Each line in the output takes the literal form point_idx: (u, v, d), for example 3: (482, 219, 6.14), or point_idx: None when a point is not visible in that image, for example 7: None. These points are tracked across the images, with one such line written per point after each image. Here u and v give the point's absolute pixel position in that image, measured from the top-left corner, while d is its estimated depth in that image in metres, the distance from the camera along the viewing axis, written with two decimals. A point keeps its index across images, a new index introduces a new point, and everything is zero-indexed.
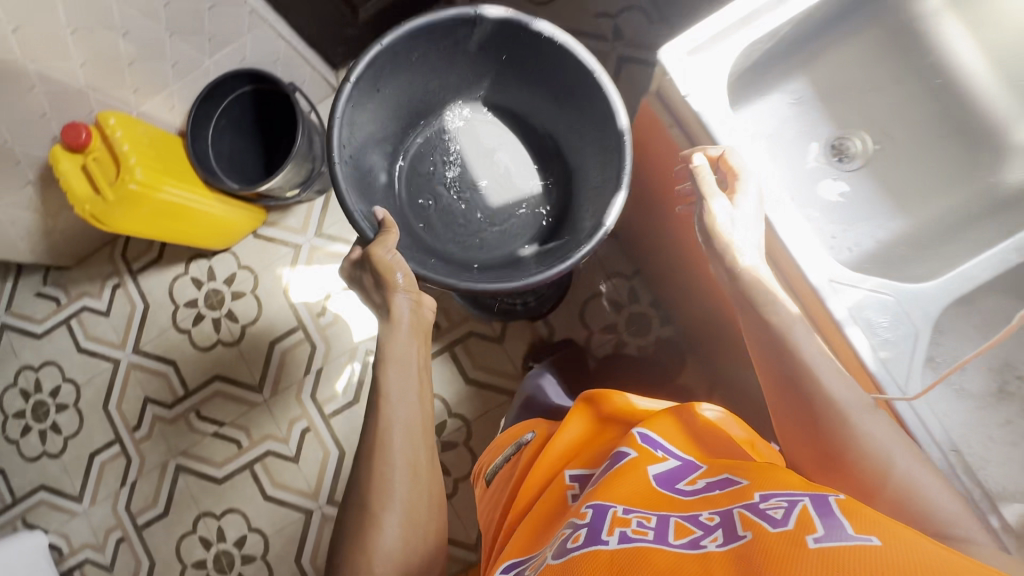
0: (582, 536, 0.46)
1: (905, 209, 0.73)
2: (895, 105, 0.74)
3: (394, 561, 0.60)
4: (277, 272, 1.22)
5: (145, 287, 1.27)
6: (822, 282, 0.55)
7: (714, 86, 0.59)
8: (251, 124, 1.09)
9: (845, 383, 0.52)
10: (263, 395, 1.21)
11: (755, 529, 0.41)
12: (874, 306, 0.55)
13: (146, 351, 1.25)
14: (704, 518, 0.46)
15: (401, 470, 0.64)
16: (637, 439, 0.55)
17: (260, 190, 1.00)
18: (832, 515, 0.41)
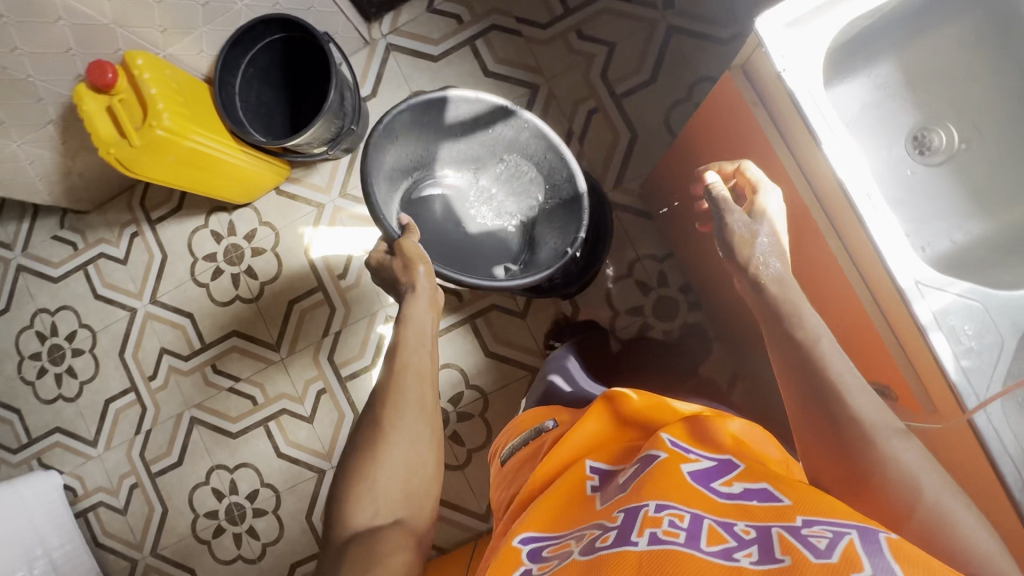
0: (611, 537, 0.44)
1: (985, 210, 0.70)
2: (985, 100, 0.71)
3: (393, 490, 0.57)
4: (299, 231, 1.19)
5: (164, 236, 1.24)
6: (908, 283, 0.51)
7: (812, 61, 0.55)
8: (279, 77, 1.05)
9: (871, 402, 0.48)
10: (279, 353, 1.20)
11: (795, 555, 0.37)
12: (960, 312, 0.52)
13: (164, 302, 1.24)
14: (738, 529, 0.42)
15: (411, 405, 0.63)
16: (666, 442, 0.52)
17: (286, 146, 0.96)
18: (880, 556, 0.36)
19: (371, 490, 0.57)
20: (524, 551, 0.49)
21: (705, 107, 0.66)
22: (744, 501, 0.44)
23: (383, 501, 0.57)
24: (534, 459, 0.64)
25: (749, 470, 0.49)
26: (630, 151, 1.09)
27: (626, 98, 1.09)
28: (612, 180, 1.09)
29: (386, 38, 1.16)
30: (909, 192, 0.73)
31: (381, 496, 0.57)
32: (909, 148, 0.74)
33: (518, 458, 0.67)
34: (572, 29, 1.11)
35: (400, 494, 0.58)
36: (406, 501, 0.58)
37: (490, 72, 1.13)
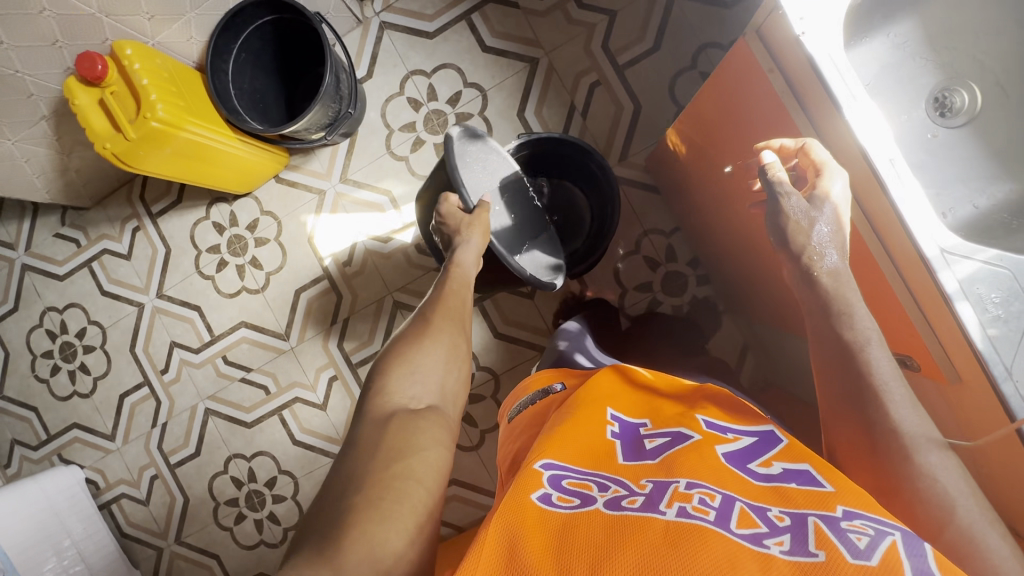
0: (638, 501, 0.44)
1: (1009, 172, 0.68)
2: (1004, 55, 0.68)
3: (424, 376, 0.59)
4: (301, 219, 1.18)
5: (166, 230, 1.24)
6: (933, 252, 0.50)
7: (833, 23, 0.52)
8: (272, 61, 1.03)
9: (917, 415, 0.47)
10: (289, 342, 1.20)
11: (829, 550, 0.37)
12: (986, 279, 0.51)
13: (170, 296, 1.24)
14: (771, 515, 0.42)
15: (452, 318, 0.67)
16: (701, 425, 0.54)
17: (284, 133, 0.95)
18: (922, 562, 0.36)
19: (411, 375, 0.58)
20: (546, 476, 0.47)
21: (718, 74, 0.64)
22: (780, 484, 0.45)
23: (421, 384, 0.58)
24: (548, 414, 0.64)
25: (789, 449, 0.50)
26: (634, 124, 1.06)
27: (629, 69, 1.06)
28: (617, 155, 1.07)
29: (379, 16, 1.12)
30: (925, 156, 0.71)
31: (419, 381, 0.58)
32: (930, 110, 0.72)
33: (525, 418, 0.66)
34: None
35: (434, 386, 0.59)
36: (438, 395, 0.59)
37: (488, 47, 1.09)
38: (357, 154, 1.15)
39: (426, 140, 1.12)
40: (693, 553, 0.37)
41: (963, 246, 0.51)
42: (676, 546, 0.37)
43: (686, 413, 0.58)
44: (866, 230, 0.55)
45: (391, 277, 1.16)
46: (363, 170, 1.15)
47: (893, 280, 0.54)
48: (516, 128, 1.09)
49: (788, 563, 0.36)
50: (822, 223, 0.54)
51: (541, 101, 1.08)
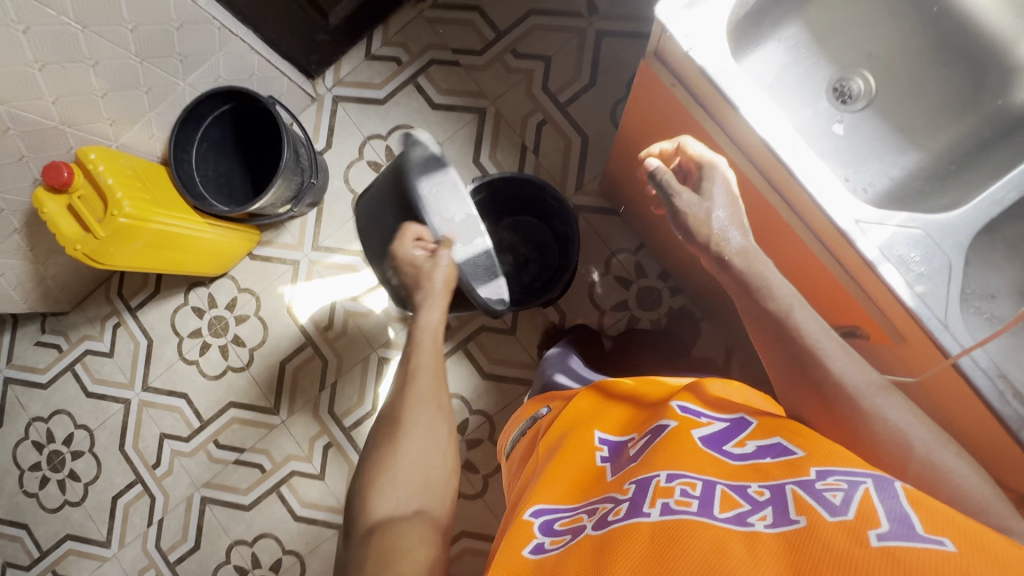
0: (623, 510, 0.44)
1: (914, 142, 0.74)
2: (889, 41, 0.75)
3: (407, 485, 0.59)
4: (279, 291, 1.20)
5: (146, 322, 1.25)
6: (849, 224, 0.53)
7: (716, 39, 0.56)
8: (234, 146, 1.07)
9: (851, 362, 0.52)
10: (280, 416, 1.19)
11: (809, 514, 0.38)
12: (904, 242, 0.54)
13: (156, 387, 1.24)
14: (751, 492, 0.43)
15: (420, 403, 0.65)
16: (676, 411, 0.54)
17: (249, 211, 0.98)
18: (896, 503, 0.38)
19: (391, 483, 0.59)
20: (535, 523, 0.47)
21: (633, 99, 0.68)
22: (758, 462, 0.46)
23: (404, 490, 0.59)
24: (534, 443, 0.65)
25: (761, 428, 0.51)
26: (584, 153, 1.12)
27: (570, 105, 1.12)
28: (573, 185, 1.12)
29: (331, 91, 1.19)
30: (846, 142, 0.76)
31: (404, 488, 0.59)
32: (832, 100, 0.76)
33: (519, 455, 0.66)
34: (506, 49, 1.15)
35: (416, 486, 0.60)
36: (423, 495, 0.59)
37: (437, 104, 1.16)
38: (325, 221, 1.19)
39: None
40: (686, 552, 0.38)
41: (875, 214, 0.53)
42: (665, 553, 0.38)
43: (661, 405, 0.58)
44: (788, 212, 0.57)
45: (374, 334, 1.17)
46: (334, 235, 1.19)
47: (825, 254, 0.56)
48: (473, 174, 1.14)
49: (774, 536, 0.38)
50: (718, 209, 0.58)
51: (493, 146, 1.14)
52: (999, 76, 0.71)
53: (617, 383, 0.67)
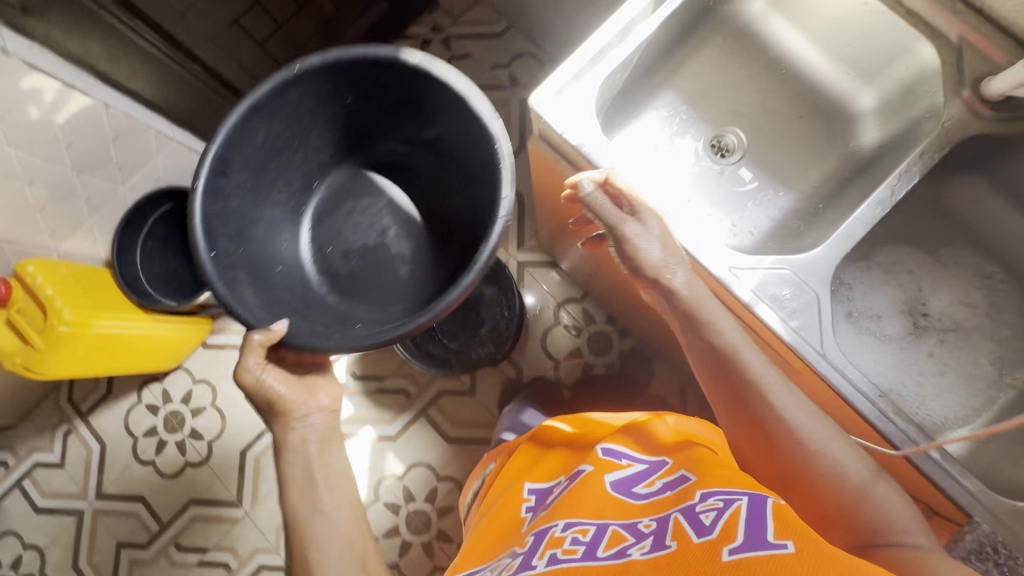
0: (514, 566, 0.48)
1: (786, 184, 0.79)
2: (760, 95, 0.81)
3: None
4: (235, 378, 1.19)
5: (99, 426, 1.21)
6: (722, 271, 0.59)
7: (587, 120, 0.63)
8: (179, 240, 1.10)
9: (793, 398, 0.55)
10: (243, 508, 1.15)
11: (681, 539, 0.46)
12: (775, 281, 0.59)
13: (111, 494, 1.19)
14: (640, 526, 0.50)
15: (332, 542, 0.59)
16: (597, 454, 0.59)
17: (197, 302, 1.00)
18: (761, 517, 0.45)
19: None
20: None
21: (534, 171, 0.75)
22: (658, 498, 0.53)
23: None
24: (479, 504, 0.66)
25: (673, 465, 0.57)
26: (522, 213, 1.18)
27: None
28: (515, 243, 1.17)
29: None
30: None
31: None
32: (711, 154, 0.81)
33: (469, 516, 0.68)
34: None
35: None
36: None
37: None
38: None
39: None
40: None
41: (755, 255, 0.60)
42: None
43: (590, 447, 0.62)
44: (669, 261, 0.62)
45: None
46: None
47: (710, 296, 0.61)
48: None
49: (647, 562, 0.45)
50: (654, 241, 0.58)
51: None
52: (848, 123, 0.78)
53: (555, 427, 0.69)
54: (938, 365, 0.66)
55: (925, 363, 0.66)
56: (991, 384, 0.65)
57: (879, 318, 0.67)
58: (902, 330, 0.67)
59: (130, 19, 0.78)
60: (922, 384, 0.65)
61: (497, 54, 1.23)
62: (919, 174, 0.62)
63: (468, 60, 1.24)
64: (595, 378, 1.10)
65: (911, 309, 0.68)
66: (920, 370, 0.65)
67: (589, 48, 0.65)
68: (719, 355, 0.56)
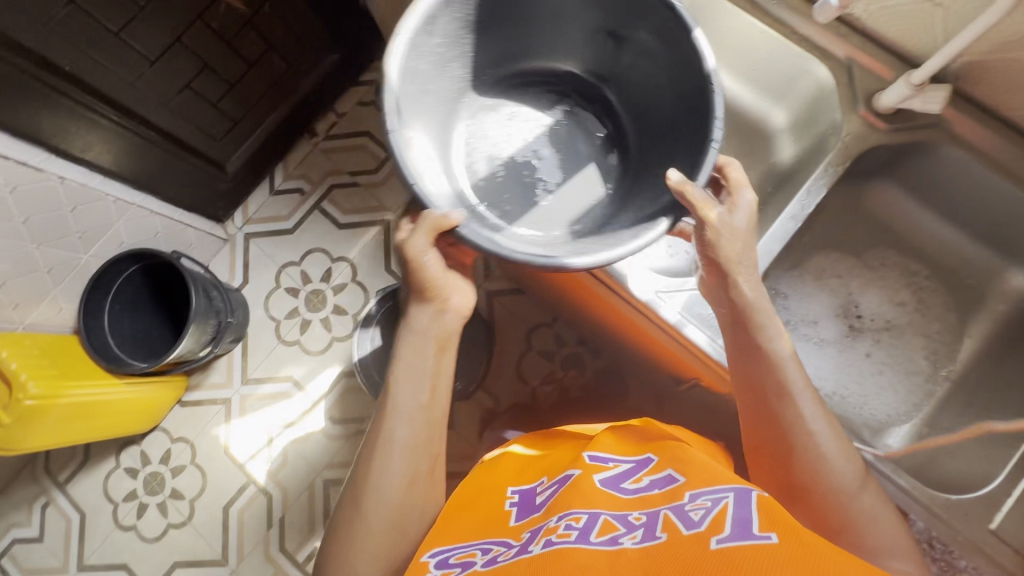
0: (512, 551, 0.47)
1: None
2: None
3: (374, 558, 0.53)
4: (213, 433, 1.18)
5: (77, 495, 1.19)
6: (649, 295, 0.63)
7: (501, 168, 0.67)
8: (149, 300, 1.10)
9: (821, 415, 0.54)
10: (229, 566, 1.13)
11: (671, 531, 0.44)
12: (698, 302, 0.65)
13: (94, 564, 1.16)
14: (631, 518, 0.48)
15: (400, 476, 0.55)
16: (584, 456, 0.57)
17: (165, 362, 0.99)
18: (747, 511, 0.43)
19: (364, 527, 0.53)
20: (430, 562, 0.48)
21: None
22: (646, 494, 0.51)
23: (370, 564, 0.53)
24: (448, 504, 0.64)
25: (658, 462, 0.56)
26: None
27: None
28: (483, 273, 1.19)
29: (241, 230, 1.25)
30: None
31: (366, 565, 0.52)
32: None
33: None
34: None
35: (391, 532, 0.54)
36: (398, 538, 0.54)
37: (343, 224, 1.23)
38: (252, 353, 1.20)
39: (311, 319, 1.20)
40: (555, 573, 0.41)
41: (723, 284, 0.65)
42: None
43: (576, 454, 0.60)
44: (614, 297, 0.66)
45: (316, 457, 1.15)
46: (262, 365, 1.20)
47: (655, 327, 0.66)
48: (388, 280, 1.19)
49: (638, 553, 0.43)
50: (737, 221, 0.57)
51: None
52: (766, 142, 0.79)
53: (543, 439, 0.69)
54: (877, 364, 0.71)
55: (865, 363, 0.71)
56: (927, 378, 0.70)
57: (815, 323, 0.72)
58: (839, 333, 0.72)
59: (79, 94, 0.81)
60: (862, 385, 0.70)
61: None
62: (824, 188, 0.68)
63: None
64: (572, 399, 1.12)
65: (845, 314, 0.73)
66: (863, 373, 0.70)
67: None
68: (751, 355, 0.57)
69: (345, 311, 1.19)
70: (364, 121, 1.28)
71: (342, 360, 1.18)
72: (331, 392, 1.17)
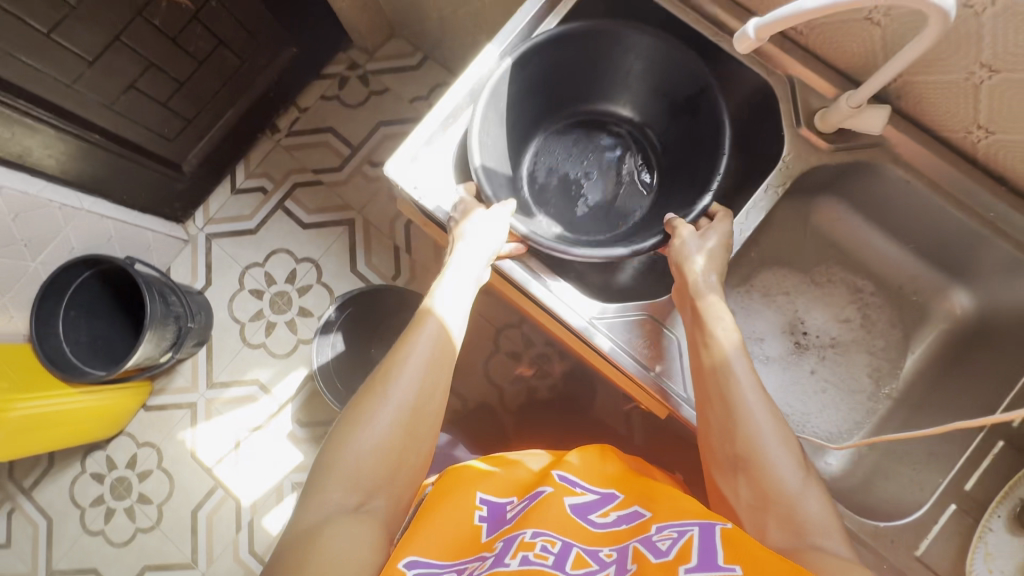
0: (487, 565, 0.45)
1: None
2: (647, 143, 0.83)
3: (362, 471, 0.50)
4: (180, 437, 1.17)
5: (43, 500, 1.18)
6: (584, 323, 0.62)
7: (441, 183, 0.65)
8: (106, 306, 1.07)
9: (764, 400, 0.52)
10: (199, 568, 1.13)
11: (640, 561, 0.43)
12: (633, 328, 0.63)
13: (62, 569, 1.16)
14: (601, 553, 0.47)
15: (407, 398, 0.53)
16: (554, 477, 0.55)
17: (122, 370, 0.97)
18: (711, 541, 0.42)
19: (365, 434, 0.51)
20: (408, 573, 0.45)
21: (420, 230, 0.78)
22: (615, 530, 0.50)
23: (357, 478, 0.50)
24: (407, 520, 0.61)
25: (626, 497, 0.54)
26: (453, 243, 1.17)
27: None
28: None
29: (203, 230, 1.21)
30: None
31: (354, 482, 0.50)
32: None
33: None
34: (363, 161, 1.22)
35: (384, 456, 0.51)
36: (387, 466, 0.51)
37: (307, 224, 1.21)
38: (216, 357, 1.18)
39: (276, 321, 1.18)
40: None
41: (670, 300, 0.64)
42: None
43: (544, 474, 0.59)
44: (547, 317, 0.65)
45: (284, 461, 1.15)
46: (228, 369, 1.18)
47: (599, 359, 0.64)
48: (353, 282, 1.18)
49: None
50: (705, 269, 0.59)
51: (367, 252, 1.19)
52: None
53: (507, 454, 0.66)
54: (821, 381, 0.71)
55: (810, 378, 0.71)
56: (869, 397, 0.71)
57: (760, 338, 0.72)
58: (785, 350, 0.72)
59: (11, 100, 0.77)
60: (806, 402, 0.70)
61: (415, 87, 1.23)
62: (766, 210, 0.65)
63: (386, 95, 1.24)
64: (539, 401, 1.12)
65: (792, 331, 0.73)
66: (804, 387, 0.71)
67: (435, 116, 0.65)
68: (701, 341, 0.56)
69: (310, 314, 1.17)
70: (327, 117, 1.24)
71: (308, 363, 1.16)
72: (298, 395, 1.16)
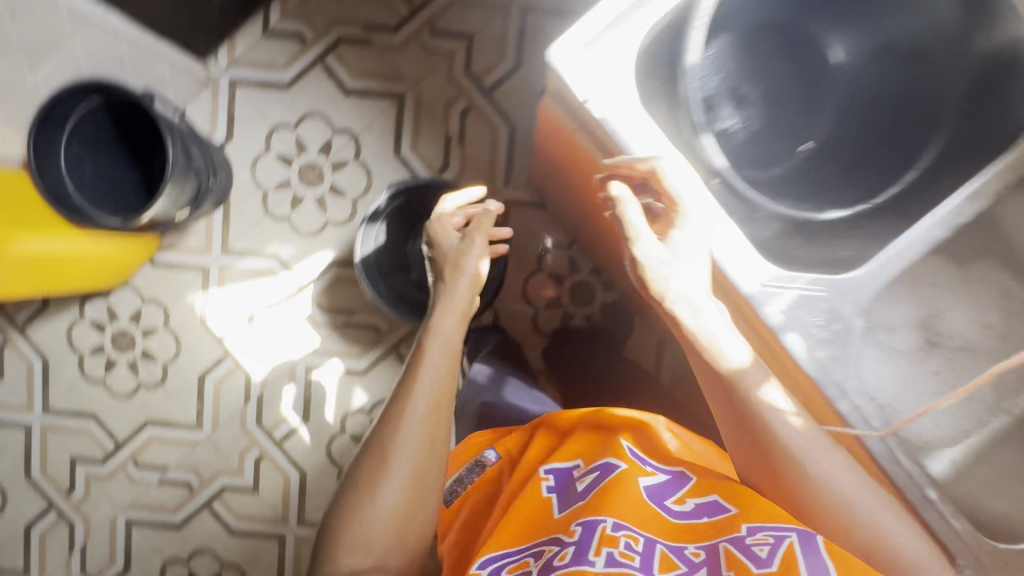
0: (568, 554, 0.54)
1: None
2: None
3: (378, 542, 0.59)
4: (188, 299, 1.10)
5: (38, 339, 1.12)
6: (755, 290, 0.53)
7: (619, 83, 0.54)
8: (112, 144, 0.94)
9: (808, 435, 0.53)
10: (204, 432, 1.12)
11: (739, 568, 0.51)
12: (806, 305, 0.54)
13: (59, 409, 1.13)
14: (688, 552, 0.55)
15: (411, 448, 0.60)
16: (624, 452, 0.62)
17: (139, 220, 0.87)
18: (814, 553, 0.50)
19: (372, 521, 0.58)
20: None
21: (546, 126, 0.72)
22: (697, 523, 0.57)
23: (368, 546, 0.59)
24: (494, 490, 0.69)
25: (698, 484, 0.61)
26: (512, 145, 1.05)
27: (495, 91, 1.04)
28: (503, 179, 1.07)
29: (227, 73, 1.05)
30: None
31: (365, 544, 0.59)
32: None
33: (475, 496, 0.69)
34: (423, 26, 1.04)
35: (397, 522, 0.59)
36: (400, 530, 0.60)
37: (349, 90, 1.05)
38: (234, 222, 1.08)
39: (304, 195, 1.07)
40: None
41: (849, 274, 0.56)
42: None
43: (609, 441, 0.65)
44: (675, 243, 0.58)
45: (299, 343, 1.10)
46: (246, 238, 1.08)
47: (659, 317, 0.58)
48: (395, 168, 1.06)
49: None
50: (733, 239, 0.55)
51: (415, 137, 1.05)
52: None
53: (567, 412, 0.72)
54: None
55: None
56: None
57: None
58: None
59: None
60: None
61: None
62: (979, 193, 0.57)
63: None
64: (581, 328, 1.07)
65: None
66: None
67: None
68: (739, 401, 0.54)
69: (342, 194, 1.06)
70: None
71: (336, 247, 1.07)
72: (321, 280, 1.08)
